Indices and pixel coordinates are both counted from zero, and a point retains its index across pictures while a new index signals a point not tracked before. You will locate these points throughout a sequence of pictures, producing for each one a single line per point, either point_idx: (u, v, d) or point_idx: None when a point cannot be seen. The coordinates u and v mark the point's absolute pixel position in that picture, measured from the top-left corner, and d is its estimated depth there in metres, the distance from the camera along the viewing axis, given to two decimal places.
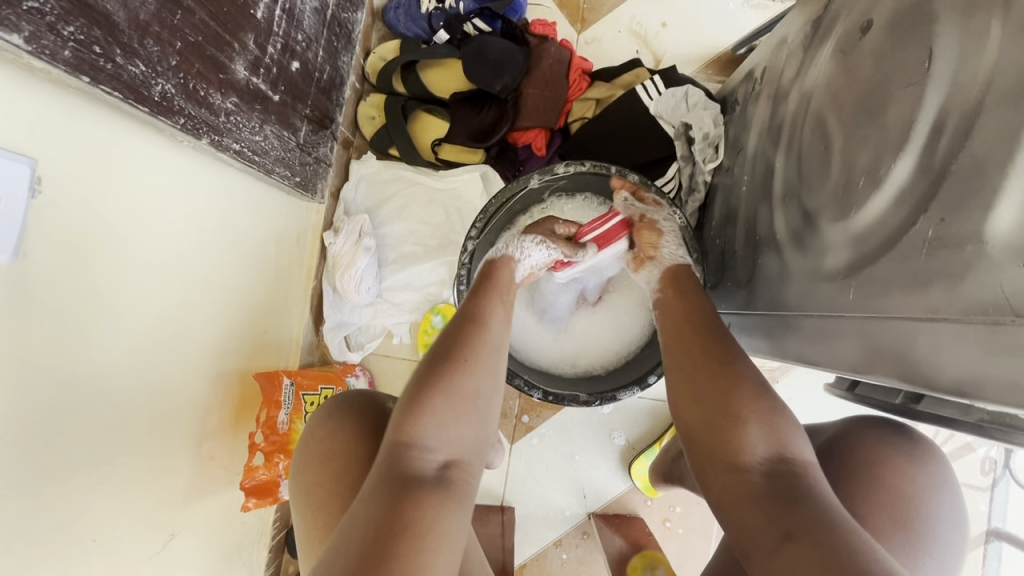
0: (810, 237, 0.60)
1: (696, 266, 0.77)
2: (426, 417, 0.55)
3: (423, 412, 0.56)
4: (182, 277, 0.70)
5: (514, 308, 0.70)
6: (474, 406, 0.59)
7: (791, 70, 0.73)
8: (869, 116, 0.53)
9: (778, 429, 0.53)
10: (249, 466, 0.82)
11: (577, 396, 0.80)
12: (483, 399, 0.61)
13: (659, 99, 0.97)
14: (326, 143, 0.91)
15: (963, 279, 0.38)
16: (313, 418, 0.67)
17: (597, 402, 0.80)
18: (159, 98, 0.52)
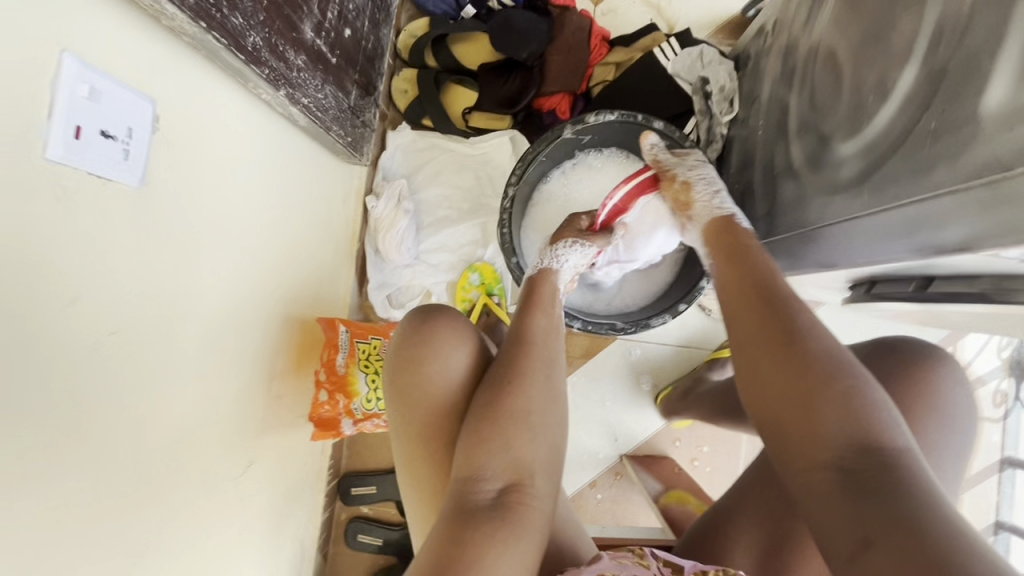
0: (826, 158, 0.67)
1: None
2: (480, 446, 0.60)
3: (476, 442, 0.60)
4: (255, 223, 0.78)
5: (559, 317, 0.75)
6: (524, 425, 0.62)
7: (801, 17, 0.80)
8: (877, 40, 0.59)
9: (858, 415, 0.50)
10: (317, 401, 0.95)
11: (614, 324, 0.87)
12: (539, 416, 0.63)
13: (676, 59, 1.03)
14: (372, 110, 0.98)
15: (961, 155, 0.45)
16: (407, 322, 0.71)
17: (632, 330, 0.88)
18: (251, 48, 0.60)
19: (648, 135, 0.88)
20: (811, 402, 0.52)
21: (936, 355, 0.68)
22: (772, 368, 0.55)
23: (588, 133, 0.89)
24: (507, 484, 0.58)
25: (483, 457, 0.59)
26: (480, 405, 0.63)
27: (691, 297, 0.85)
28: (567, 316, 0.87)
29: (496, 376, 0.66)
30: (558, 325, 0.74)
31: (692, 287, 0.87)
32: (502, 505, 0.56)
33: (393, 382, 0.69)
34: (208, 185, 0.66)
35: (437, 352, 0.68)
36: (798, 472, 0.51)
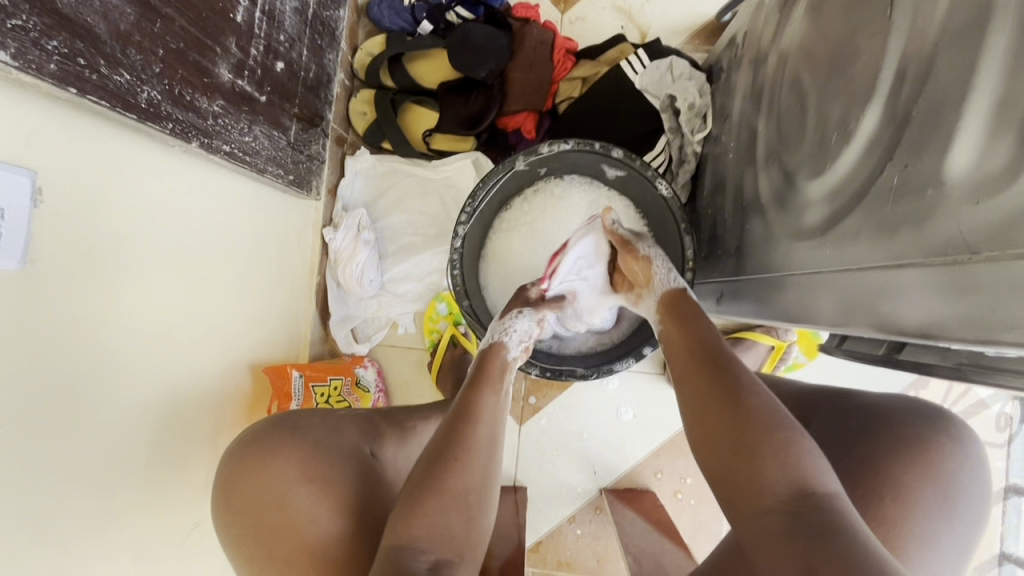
0: (791, 197, 0.60)
1: (685, 237, 0.77)
2: (417, 518, 0.54)
3: (414, 513, 0.54)
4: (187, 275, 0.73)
5: (507, 395, 0.69)
6: (461, 501, 0.56)
7: (768, 32, 0.72)
8: (840, 70, 0.52)
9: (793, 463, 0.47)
10: None
11: (574, 370, 0.80)
12: (476, 491, 0.58)
13: (644, 73, 0.96)
14: (318, 141, 0.93)
15: (926, 222, 0.39)
16: (232, 450, 0.66)
17: (594, 376, 0.81)
18: (146, 104, 0.55)
19: (608, 165, 0.82)
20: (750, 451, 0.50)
21: (940, 425, 0.59)
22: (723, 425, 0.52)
23: (545, 162, 0.83)
24: (439, 558, 0.52)
25: (417, 525, 0.53)
26: (424, 472, 0.57)
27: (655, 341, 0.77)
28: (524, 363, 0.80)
29: (437, 449, 0.59)
30: (503, 408, 0.68)
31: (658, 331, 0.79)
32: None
33: (229, 502, 0.62)
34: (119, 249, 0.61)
35: (270, 461, 0.63)
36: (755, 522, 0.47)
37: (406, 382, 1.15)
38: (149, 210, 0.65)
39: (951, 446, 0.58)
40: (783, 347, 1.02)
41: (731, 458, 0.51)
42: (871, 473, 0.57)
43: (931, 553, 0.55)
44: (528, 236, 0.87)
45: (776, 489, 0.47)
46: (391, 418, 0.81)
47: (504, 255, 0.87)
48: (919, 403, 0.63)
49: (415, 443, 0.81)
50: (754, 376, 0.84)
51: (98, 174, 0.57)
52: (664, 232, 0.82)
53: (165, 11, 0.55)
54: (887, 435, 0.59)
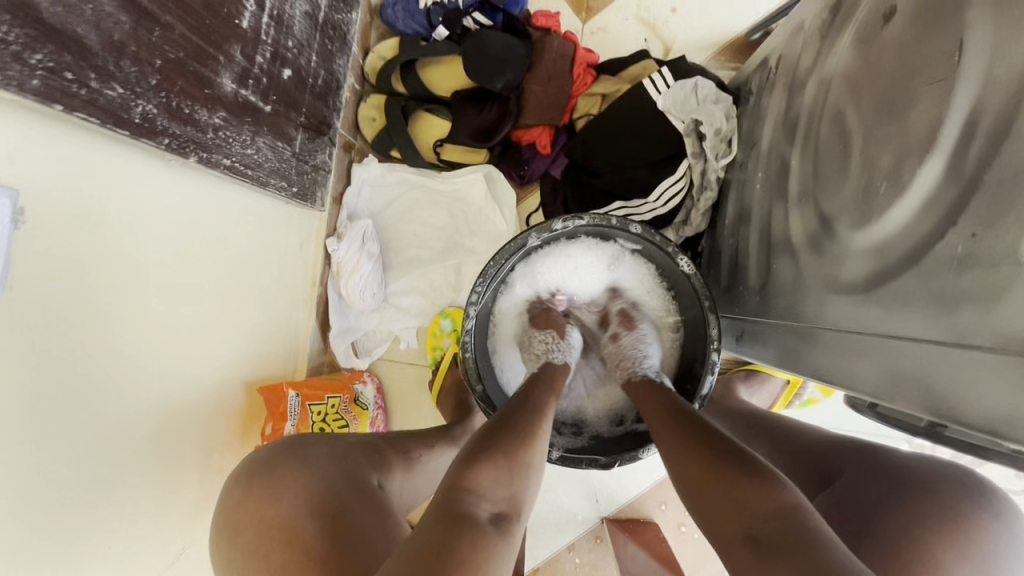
0: (827, 244, 0.56)
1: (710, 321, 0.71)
2: (486, 469, 0.54)
3: (482, 464, 0.54)
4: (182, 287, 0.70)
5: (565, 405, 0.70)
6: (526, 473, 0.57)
7: (807, 60, 0.68)
8: (891, 113, 0.48)
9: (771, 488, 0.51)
10: None
11: (595, 459, 0.74)
12: (533, 469, 0.59)
13: (669, 94, 0.91)
14: (325, 151, 0.89)
15: (996, 302, 0.35)
16: (251, 461, 0.64)
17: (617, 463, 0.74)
18: (141, 119, 0.51)
19: (625, 240, 0.78)
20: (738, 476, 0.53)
21: (982, 500, 0.56)
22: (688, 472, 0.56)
23: (558, 237, 0.78)
24: (500, 514, 0.52)
25: (482, 479, 0.53)
26: (490, 433, 0.59)
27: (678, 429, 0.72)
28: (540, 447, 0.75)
29: (501, 423, 0.60)
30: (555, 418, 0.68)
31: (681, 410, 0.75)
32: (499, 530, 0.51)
33: (230, 537, 0.59)
34: (110, 270, 0.57)
35: (277, 493, 0.59)
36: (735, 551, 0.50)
37: (406, 398, 1.11)
38: (141, 230, 0.61)
39: (992, 526, 0.54)
40: (799, 382, 0.98)
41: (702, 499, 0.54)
42: (907, 548, 0.53)
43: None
44: (543, 300, 0.83)
45: (745, 518, 0.51)
46: (395, 445, 0.77)
47: (517, 316, 0.83)
48: (964, 474, 0.59)
49: (421, 475, 0.77)
50: (782, 425, 0.80)
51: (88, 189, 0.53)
52: (687, 304, 0.77)
53: (163, 19, 0.51)
54: (927, 509, 0.56)
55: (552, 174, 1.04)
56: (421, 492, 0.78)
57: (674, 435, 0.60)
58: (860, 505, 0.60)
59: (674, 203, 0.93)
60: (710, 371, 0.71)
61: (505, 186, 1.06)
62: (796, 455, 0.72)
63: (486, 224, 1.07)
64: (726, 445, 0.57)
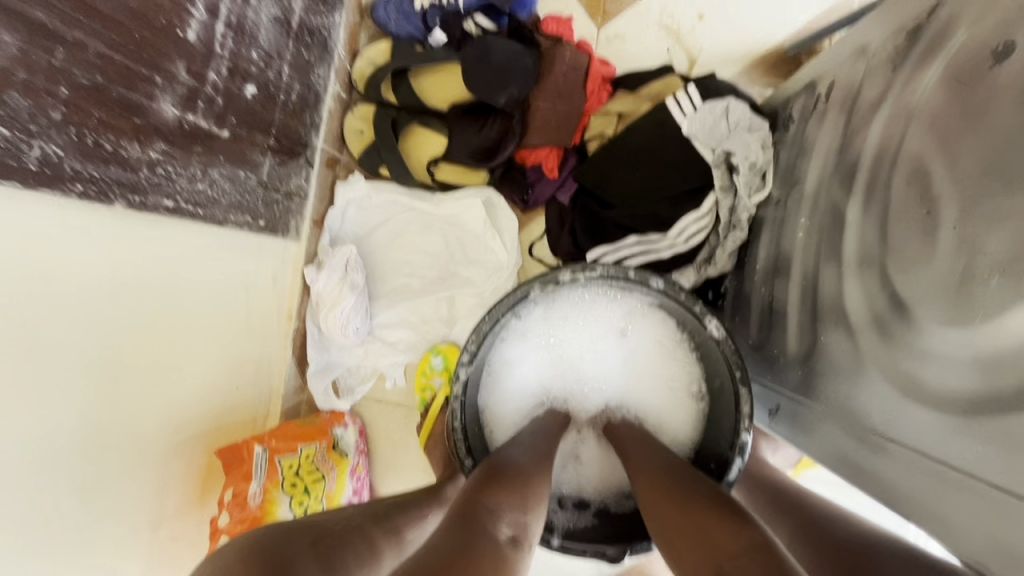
0: (902, 330, 0.45)
1: (742, 391, 0.61)
2: (504, 491, 0.54)
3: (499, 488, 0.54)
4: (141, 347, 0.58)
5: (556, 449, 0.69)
6: (539, 502, 0.56)
7: (872, 93, 0.56)
8: (1008, 184, 0.37)
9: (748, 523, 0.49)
10: (215, 529, 0.75)
11: (602, 552, 0.63)
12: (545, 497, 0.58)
13: (695, 116, 0.80)
14: (300, 174, 0.78)
15: None
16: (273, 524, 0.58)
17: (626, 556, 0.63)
18: (38, 164, 0.40)
19: (643, 293, 0.67)
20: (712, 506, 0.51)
21: None
22: (662, 502, 0.54)
23: (565, 287, 0.67)
24: (517, 538, 0.52)
25: (497, 498, 0.53)
26: (510, 458, 0.59)
27: None
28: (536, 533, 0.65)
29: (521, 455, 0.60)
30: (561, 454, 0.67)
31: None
32: (514, 553, 0.51)
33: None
34: (40, 344, 0.46)
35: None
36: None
37: (392, 440, 1.01)
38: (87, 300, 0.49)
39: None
40: None
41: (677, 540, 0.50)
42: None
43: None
44: (547, 351, 0.72)
45: (708, 544, 0.48)
46: (378, 515, 0.66)
47: (515, 371, 0.72)
48: None
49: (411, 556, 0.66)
50: (806, 502, 0.69)
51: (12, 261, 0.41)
52: (713, 367, 0.67)
53: (69, 36, 0.40)
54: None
55: (558, 200, 0.93)
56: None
57: (648, 465, 0.59)
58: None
59: (699, 239, 0.82)
60: (738, 456, 0.62)
61: (505, 211, 0.95)
62: (822, 543, 0.61)
63: (485, 253, 0.96)
64: (697, 480, 0.56)
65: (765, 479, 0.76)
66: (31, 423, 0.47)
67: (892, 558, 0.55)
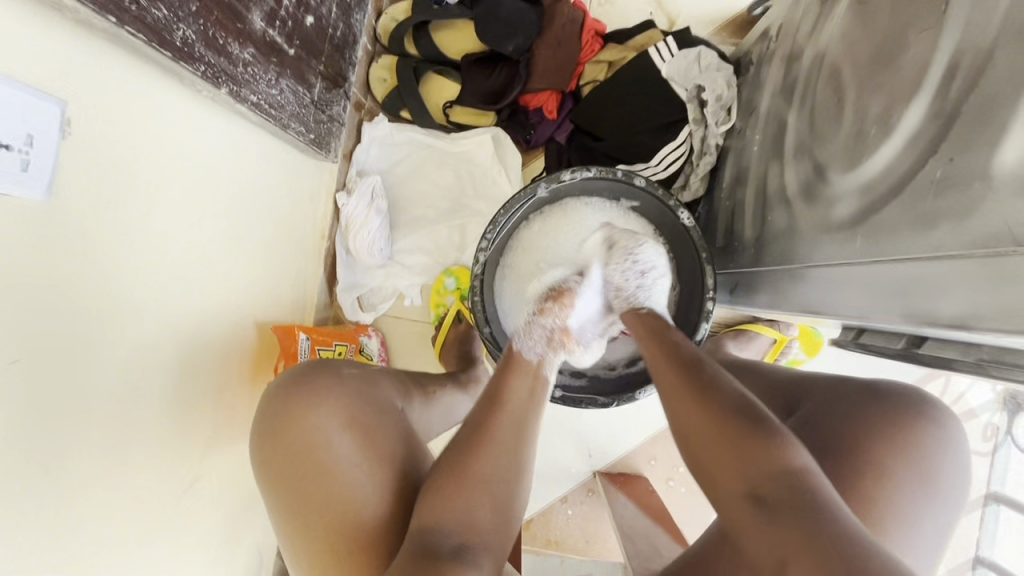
0: (821, 189, 0.60)
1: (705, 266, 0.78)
2: (449, 505, 0.57)
3: (445, 499, 0.57)
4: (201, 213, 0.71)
5: (543, 382, 0.71)
6: (487, 485, 0.59)
7: (806, 26, 0.72)
8: (884, 65, 0.52)
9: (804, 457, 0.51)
10: None
11: (596, 399, 0.81)
12: (503, 477, 0.61)
13: (672, 61, 0.95)
14: (340, 103, 0.94)
15: (969, 215, 0.39)
16: (282, 384, 0.65)
17: (615, 403, 0.81)
18: (181, 43, 0.54)
19: (626, 196, 0.83)
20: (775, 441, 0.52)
21: (920, 409, 0.60)
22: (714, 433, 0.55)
23: (565, 193, 0.84)
24: (465, 543, 0.55)
25: (447, 510, 0.56)
26: (452, 453, 0.61)
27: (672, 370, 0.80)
28: None
29: (473, 426, 0.63)
30: (538, 391, 0.70)
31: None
32: (462, 561, 0.53)
33: (267, 444, 0.63)
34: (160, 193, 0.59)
35: (328, 438, 0.61)
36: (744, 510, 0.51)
37: (408, 353, 1.15)
38: (171, 170, 0.64)
39: (932, 430, 0.59)
40: (785, 340, 1.02)
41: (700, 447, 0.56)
42: (849, 452, 0.59)
43: (911, 531, 0.56)
44: (567, 230, 0.84)
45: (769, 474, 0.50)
46: (416, 381, 0.80)
47: (531, 250, 0.85)
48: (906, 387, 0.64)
49: (435, 409, 0.81)
50: (755, 365, 0.84)
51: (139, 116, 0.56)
52: (683, 259, 0.83)
53: None
54: (876, 419, 0.60)
55: (557, 140, 1.08)
56: (436, 425, 0.82)
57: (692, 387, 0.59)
58: (817, 424, 0.63)
59: (675, 166, 0.97)
60: (705, 320, 0.79)
61: (512, 147, 1.09)
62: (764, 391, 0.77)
63: (492, 186, 1.10)
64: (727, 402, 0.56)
65: (725, 359, 0.91)
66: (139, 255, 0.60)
67: (813, 383, 0.70)
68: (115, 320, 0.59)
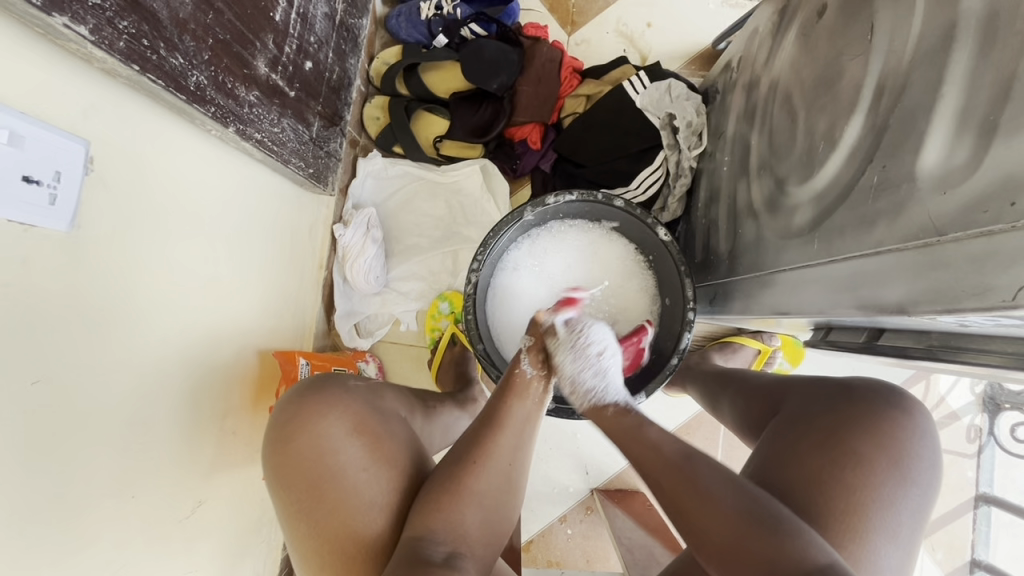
0: (781, 201, 0.66)
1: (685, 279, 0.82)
2: (437, 515, 0.60)
3: (434, 509, 0.60)
4: (209, 243, 0.75)
5: (539, 410, 0.72)
6: (478, 501, 0.62)
7: (761, 57, 0.79)
8: (825, 88, 0.59)
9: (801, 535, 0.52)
10: None
11: None
12: (493, 493, 0.64)
13: (645, 93, 1.03)
14: (337, 139, 1.03)
15: (901, 213, 0.44)
16: (291, 397, 0.67)
17: None
18: (194, 87, 0.60)
19: (606, 216, 0.88)
20: (769, 526, 0.52)
21: (891, 401, 0.62)
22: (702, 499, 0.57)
23: (549, 215, 0.89)
24: (454, 551, 0.58)
25: (437, 522, 0.59)
26: (452, 467, 0.64)
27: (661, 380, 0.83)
28: None
29: (467, 447, 0.66)
30: (537, 419, 0.71)
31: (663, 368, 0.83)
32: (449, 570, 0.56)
33: (276, 450, 0.64)
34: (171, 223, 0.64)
35: (336, 444, 0.63)
36: None
37: (405, 377, 1.18)
38: (182, 205, 0.69)
39: (901, 420, 0.61)
40: (769, 351, 1.05)
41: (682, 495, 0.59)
42: (830, 446, 0.60)
43: (890, 516, 0.57)
44: (556, 253, 0.90)
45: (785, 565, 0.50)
46: (419, 396, 0.84)
47: (519, 270, 0.90)
48: (877, 383, 0.66)
49: (435, 425, 0.84)
50: (741, 373, 0.86)
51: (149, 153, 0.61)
52: (664, 271, 0.87)
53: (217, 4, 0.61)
54: (849, 415, 0.62)
55: (542, 169, 1.14)
56: (437, 440, 0.84)
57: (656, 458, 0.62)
58: (799, 424, 0.64)
59: (653, 189, 1.04)
60: (687, 331, 0.81)
61: (500, 179, 1.15)
62: (749, 397, 0.79)
63: (482, 214, 1.16)
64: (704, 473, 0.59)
65: (710, 369, 0.95)
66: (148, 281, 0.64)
67: (792, 385, 0.72)
68: (127, 343, 0.62)
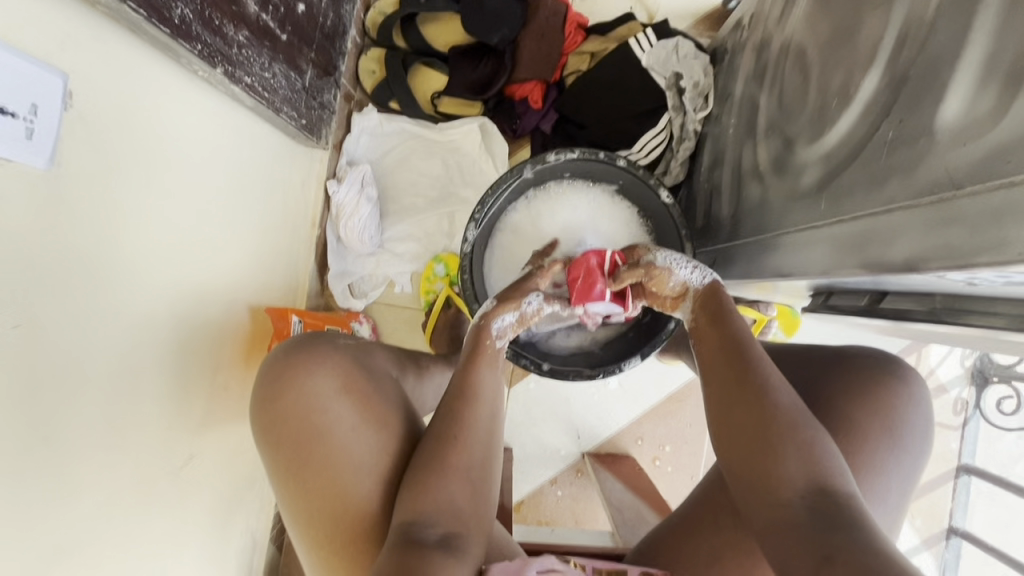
0: (789, 161, 0.64)
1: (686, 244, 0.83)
2: (427, 495, 0.59)
3: (424, 490, 0.59)
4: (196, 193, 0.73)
5: (502, 372, 0.72)
6: (465, 473, 0.62)
7: (775, 13, 0.75)
8: (843, 41, 0.56)
9: (814, 459, 0.50)
10: None
11: (581, 371, 0.84)
12: (479, 463, 0.63)
13: (651, 52, 0.99)
14: (330, 91, 0.99)
15: (916, 169, 0.43)
16: (278, 352, 0.66)
17: (599, 375, 0.84)
18: (179, 21, 0.57)
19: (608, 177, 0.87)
20: (774, 446, 0.52)
21: (887, 368, 0.62)
22: (732, 388, 0.57)
23: (549, 176, 0.87)
24: (448, 532, 0.57)
25: (426, 502, 0.58)
26: (434, 441, 0.63)
27: (656, 344, 0.82)
28: (532, 363, 0.83)
29: (444, 418, 0.65)
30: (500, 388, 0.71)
31: (660, 332, 0.83)
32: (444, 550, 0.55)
33: (264, 407, 0.64)
34: None
35: (323, 403, 0.63)
36: (767, 514, 0.50)
37: (399, 339, 1.17)
38: (168, 151, 0.66)
39: (898, 388, 0.61)
40: (765, 320, 1.05)
41: (733, 451, 0.55)
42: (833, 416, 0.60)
43: (877, 480, 0.58)
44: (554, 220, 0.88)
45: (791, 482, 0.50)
46: (414, 355, 0.84)
47: (520, 231, 0.88)
48: (873, 349, 0.65)
49: (429, 383, 0.84)
50: None
51: (130, 92, 0.58)
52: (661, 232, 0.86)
53: None
54: (844, 383, 0.61)
55: (542, 129, 1.11)
56: (428, 401, 0.84)
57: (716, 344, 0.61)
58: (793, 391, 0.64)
59: (656, 152, 1.02)
60: None
61: (498, 136, 1.12)
62: None
63: (480, 174, 1.13)
64: (749, 368, 0.57)
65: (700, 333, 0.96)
66: (131, 229, 0.62)
67: (787, 348, 0.72)
68: (113, 293, 0.61)
